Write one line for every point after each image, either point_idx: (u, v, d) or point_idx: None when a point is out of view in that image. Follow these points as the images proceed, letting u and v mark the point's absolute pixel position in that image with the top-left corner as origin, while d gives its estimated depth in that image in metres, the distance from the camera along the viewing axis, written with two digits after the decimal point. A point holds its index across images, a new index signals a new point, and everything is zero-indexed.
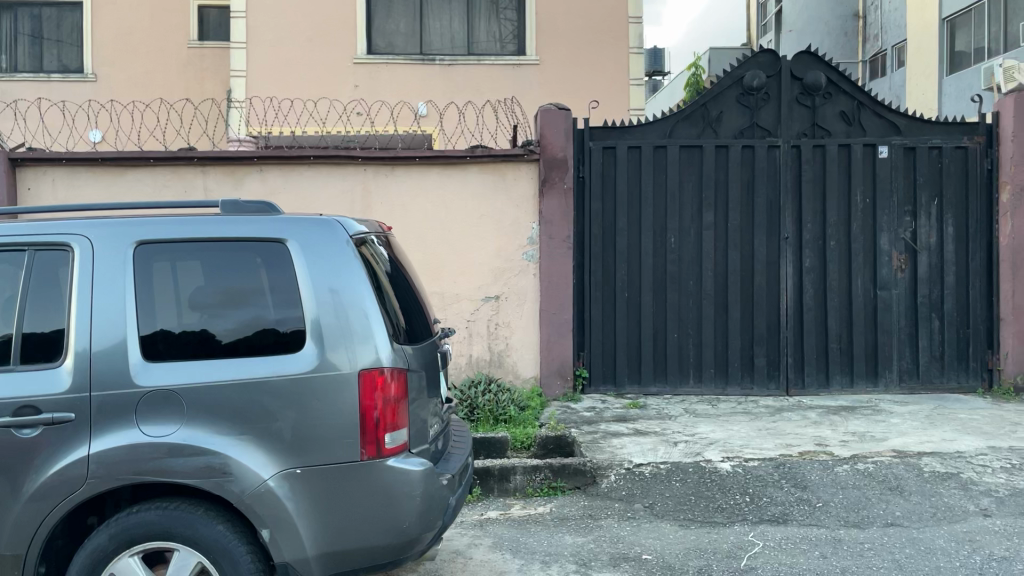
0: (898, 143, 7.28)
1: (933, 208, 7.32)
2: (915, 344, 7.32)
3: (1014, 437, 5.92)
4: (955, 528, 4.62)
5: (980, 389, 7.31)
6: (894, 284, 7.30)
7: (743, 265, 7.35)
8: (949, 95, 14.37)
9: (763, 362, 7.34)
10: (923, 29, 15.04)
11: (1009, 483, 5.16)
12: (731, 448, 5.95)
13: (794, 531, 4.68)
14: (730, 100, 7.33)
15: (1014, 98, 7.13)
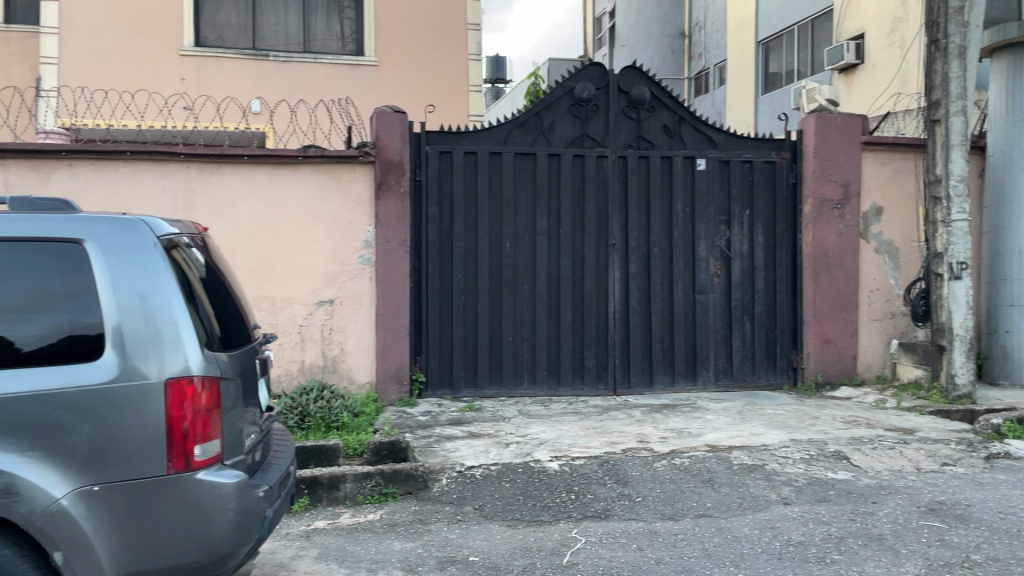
0: (715, 156, 7.76)
1: (745, 218, 7.85)
2: (730, 345, 7.83)
3: (813, 430, 6.43)
4: (758, 516, 4.96)
5: (786, 385, 7.92)
6: (711, 289, 7.78)
7: (574, 270, 7.59)
8: (764, 113, 15.41)
9: (593, 363, 7.60)
10: (741, 50, 16.13)
11: (806, 472, 5.61)
12: (559, 447, 6.13)
13: (615, 526, 4.87)
14: (561, 110, 7.55)
15: (815, 118, 7.73)
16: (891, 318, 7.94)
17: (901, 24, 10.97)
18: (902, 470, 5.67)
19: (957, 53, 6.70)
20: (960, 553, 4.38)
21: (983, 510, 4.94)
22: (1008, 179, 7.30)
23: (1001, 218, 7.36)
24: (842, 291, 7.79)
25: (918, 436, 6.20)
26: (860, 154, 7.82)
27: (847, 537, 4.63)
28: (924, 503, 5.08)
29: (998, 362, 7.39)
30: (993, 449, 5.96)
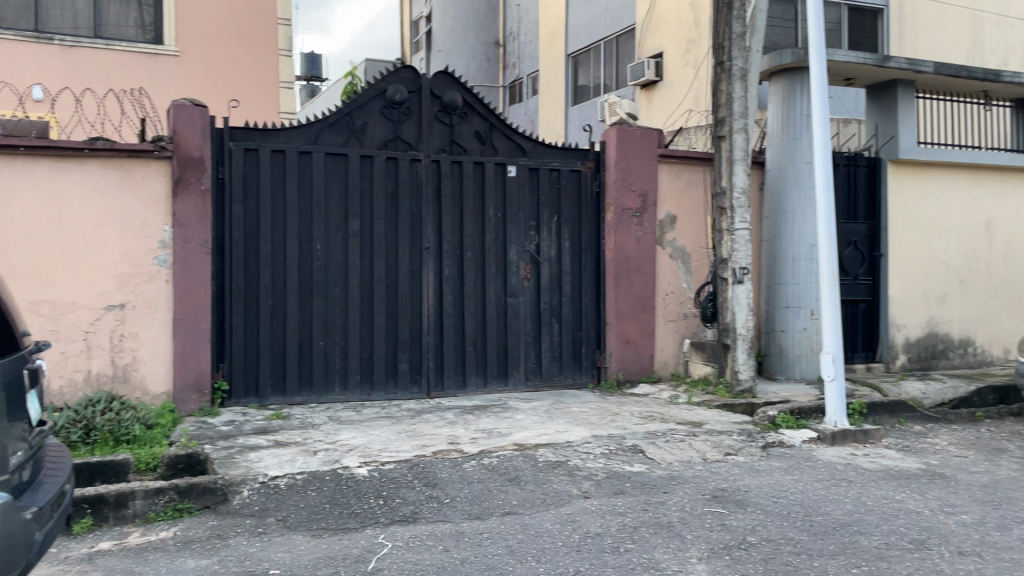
0: (524, 164, 7.99)
1: (553, 224, 8.14)
2: (539, 346, 8.08)
3: (612, 425, 6.78)
4: (560, 511, 5.15)
5: (591, 384, 8.27)
6: (521, 292, 7.99)
7: (387, 274, 7.54)
8: (573, 124, 16.04)
9: (406, 367, 7.58)
10: (552, 62, 16.72)
11: (606, 466, 5.90)
12: (368, 452, 6.05)
13: (421, 528, 4.88)
14: (373, 112, 7.48)
15: (616, 130, 8.14)
16: (684, 319, 8.52)
17: (695, 45, 11.80)
18: (691, 461, 6.09)
19: (740, 76, 7.31)
20: (738, 536, 4.76)
21: (759, 495, 5.40)
22: (783, 193, 8.04)
23: (778, 228, 8.09)
24: (641, 295, 8.27)
25: (706, 428, 6.68)
26: (656, 165, 8.34)
27: (640, 526, 4.91)
28: (709, 491, 5.49)
29: (776, 359, 8.12)
30: (769, 438, 6.54)
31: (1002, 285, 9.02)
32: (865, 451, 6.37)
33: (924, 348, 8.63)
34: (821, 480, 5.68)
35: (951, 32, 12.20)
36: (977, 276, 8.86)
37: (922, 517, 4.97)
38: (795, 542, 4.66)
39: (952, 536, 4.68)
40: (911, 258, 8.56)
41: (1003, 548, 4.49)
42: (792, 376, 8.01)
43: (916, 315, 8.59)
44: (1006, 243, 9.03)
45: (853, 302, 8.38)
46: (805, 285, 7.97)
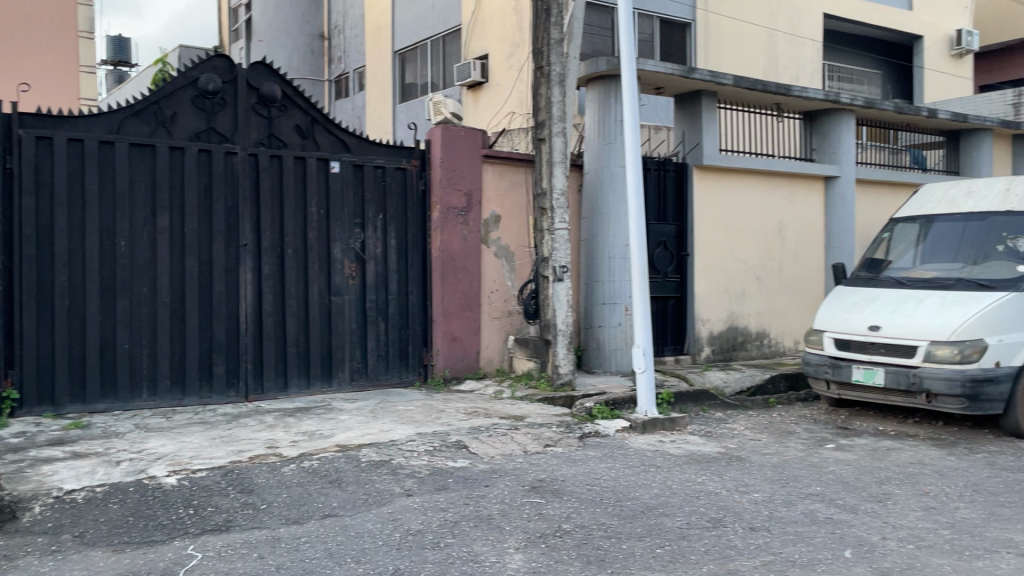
0: (348, 160, 7.86)
1: (378, 221, 8.06)
2: (365, 345, 7.99)
3: (437, 422, 6.82)
4: (381, 511, 5.12)
5: (418, 382, 8.26)
6: (345, 290, 7.87)
7: (201, 272, 7.18)
8: (400, 121, 15.96)
9: (222, 369, 7.25)
10: (378, 58, 16.56)
11: (429, 463, 5.93)
12: (178, 461, 5.74)
13: (235, 537, 4.69)
14: (184, 101, 7.10)
15: (441, 128, 8.19)
16: (509, 316, 8.72)
17: (518, 47, 12.09)
18: (512, 454, 6.24)
19: (558, 81, 7.57)
20: (554, 524, 4.93)
21: (575, 484, 5.62)
22: (600, 194, 8.41)
23: (595, 228, 8.46)
24: (466, 292, 8.37)
25: (527, 422, 6.87)
26: (481, 165, 8.47)
27: (461, 521, 4.97)
28: (528, 482, 5.65)
29: (594, 353, 8.47)
30: (586, 429, 6.83)
31: (792, 282, 9.92)
32: (671, 438, 6.78)
33: (725, 340, 9.30)
34: (632, 467, 6.00)
35: (750, 48, 13.23)
36: (771, 273, 9.68)
37: (720, 498, 5.37)
38: (607, 527, 4.89)
39: (746, 513, 5.09)
40: (714, 258, 9.21)
41: (789, 522, 4.93)
42: (609, 369, 8.40)
43: (719, 310, 9.25)
44: (795, 244, 9.92)
45: (664, 298, 8.89)
46: (620, 283, 8.38)
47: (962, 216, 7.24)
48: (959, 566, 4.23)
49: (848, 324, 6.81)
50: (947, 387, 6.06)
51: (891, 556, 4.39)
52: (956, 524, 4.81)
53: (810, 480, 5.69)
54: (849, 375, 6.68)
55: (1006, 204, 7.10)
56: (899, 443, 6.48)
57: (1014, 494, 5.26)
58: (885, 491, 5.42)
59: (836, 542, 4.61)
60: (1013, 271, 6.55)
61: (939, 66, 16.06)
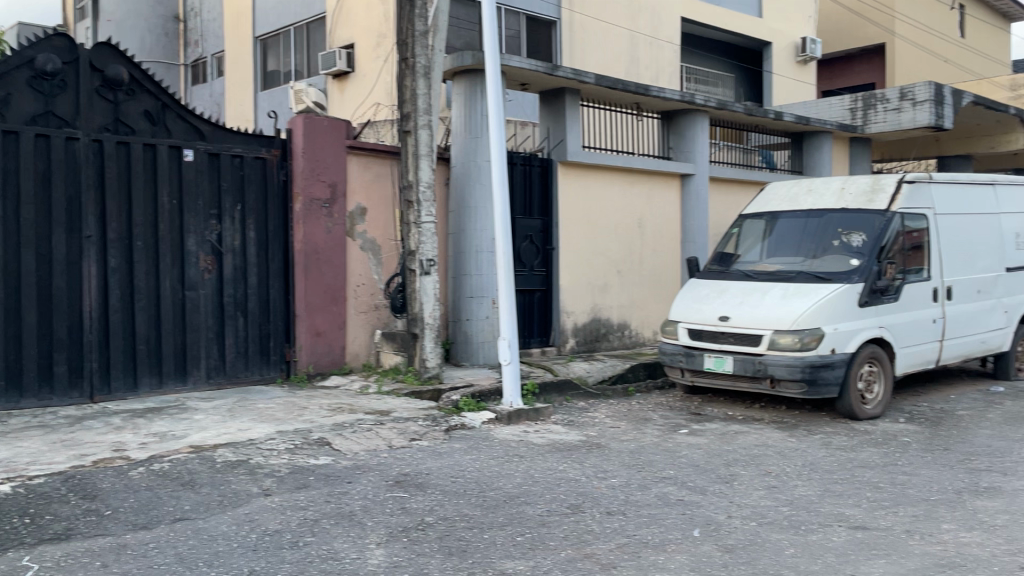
0: (203, 148, 7.54)
1: (236, 213, 7.78)
2: (222, 341, 7.69)
3: (299, 420, 6.66)
4: (237, 512, 4.95)
5: (279, 378, 8.03)
6: (201, 284, 7.55)
7: (40, 266, 6.70)
8: (262, 110, 15.44)
9: (64, 369, 6.79)
10: (238, 43, 15.93)
11: (289, 462, 5.78)
12: (13, 467, 5.34)
13: (76, 545, 4.41)
14: (18, 82, 6.58)
15: (303, 117, 7.99)
16: (375, 310, 8.62)
17: (385, 37, 11.96)
18: (376, 449, 6.17)
19: (423, 73, 7.55)
20: (417, 518, 4.92)
21: (439, 476, 5.64)
22: (466, 188, 8.44)
23: (462, 221, 8.48)
24: (330, 286, 8.21)
25: (392, 416, 6.82)
26: (345, 157, 8.33)
27: (321, 519, 4.88)
28: (392, 477, 5.61)
29: (462, 346, 8.50)
30: (452, 422, 6.84)
31: (652, 275, 10.31)
32: (535, 428, 6.90)
33: (588, 332, 9.55)
34: (495, 457, 6.07)
35: (613, 47, 13.62)
36: (631, 267, 10.02)
37: (580, 484, 5.52)
38: (469, 518, 4.93)
39: (603, 498, 5.25)
40: (578, 251, 9.44)
41: (643, 505, 5.13)
42: (476, 362, 8.45)
43: (582, 302, 9.48)
44: (654, 238, 10.32)
45: (530, 291, 9.03)
46: (487, 276, 8.46)
47: (804, 214, 7.72)
48: (796, 540, 4.52)
49: (700, 315, 7.16)
50: (788, 372, 6.49)
51: (735, 533, 4.65)
52: (795, 501, 5.14)
53: (664, 465, 5.94)
54: (701, 363, 7.04)
55: (841, 202, 7.62)
56: (746, 426, 6.86)
57: (845, 471, 5.69)
58: (732, 473, 5.73)
59: (686, 522, 4.83)
60: (847, 264, 7.03)
61: (786, 71, 17.06)
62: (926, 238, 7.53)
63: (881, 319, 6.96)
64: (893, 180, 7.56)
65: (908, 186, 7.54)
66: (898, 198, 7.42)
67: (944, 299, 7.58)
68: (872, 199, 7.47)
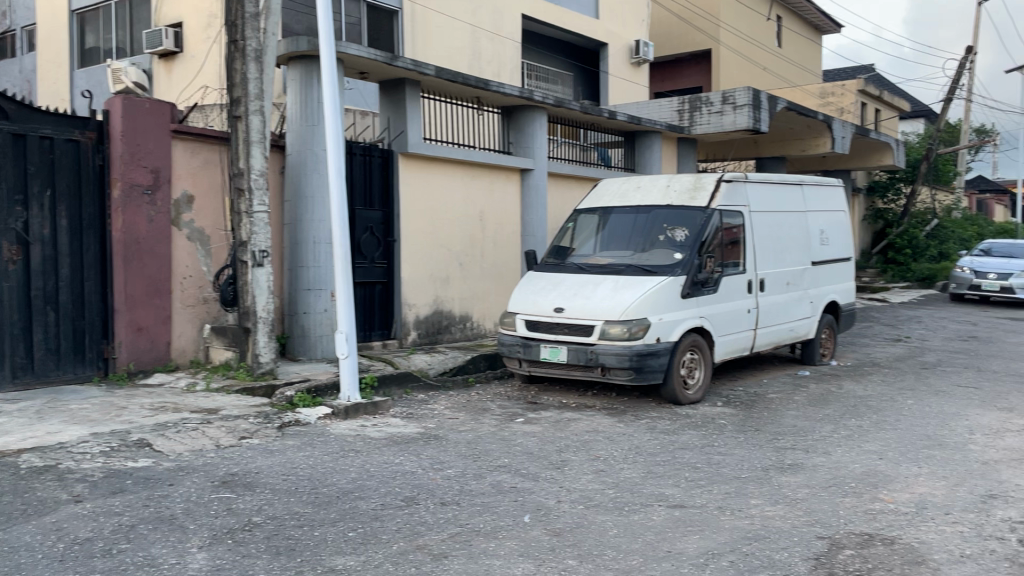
0: (6, 128, 6.92)
1: (45, 199, 7.20)
2: (29, 338, 7.10)
3: (117, 421, 6.26)
4: (43, 521, 4.58)
5: (96, 377, 7.49)
6: (4, 277, 6.93)
7: None
8: (79, 89, 14.33)
9: None
10: (52, 17, 14.72)
11: (104, 465, 5.42)
12: None
13: None
14: None
15: (122, 98, 7.50)
16: (204, 303, 8.22)
17: (216, 18, 11.45)
18: (202, 449, 5.90)
19: (254, 56, 7.29)
20: (244, 518, 4.75)
21: (269, 475, 5.47)
22: (302, 177, 8.22)
23: (298, 212, 8.25)
24: (153, 278, 7.76)
25: (220, 414, 6.55)
26: (170, 141, 7.89)
27: (138, 524, 4.61)
28: (218, 477, 5.38)
29: (298, 340, 8.27)
30: (285, 418, 6.65)
31: (493, 268, 10.45)
32: (372, 422, 6.83)
33: (430, 324, 9.56)
34: (330, 453, 5.96)
35: (455, 41, 13.67)
36: (473, 260, 10.11)
37: (415, 476, 5.52)
38: (299, 516, 4.81)
39: (437, 489, 5.28)
40: (419, 243, 9.41)
41: (476, 494, 5.21)
42: (314, 356, 8.25)
43: (423, 295, 9.46)
44: (495, 231, 10.46)
45: (370, 283, 8.92)
46: (324, 269, 8.28)
47: (633, 210, 8.07)
48: (619, 521, 4.73)
49: (536, 306, 7.34)
50: (617, 360, 6.78)
51: (563, 517, 4.80)
52: (620, 484, 5.38)
53: (499, 453, 6.05)
54: (537, 354, 7.23)
55: (666, 199, 8.03)
56: (579, 414, 7.10)
57: (667, 453, 6.01)
58: (563, 459, 5.91)
59: (517, 509, 4.94)
60: (672, 258, 7.42)
61: (621, 72, 17.79)
62: (742, 233, 8.06)
63: (702, 309, 7.40)
64: (713, 178, 8.04)
65: (726, 185, 8.04)
66: (717, 196, 7.91)
67: (758, 291, 8.15)
68: (694, 197, 7.92)
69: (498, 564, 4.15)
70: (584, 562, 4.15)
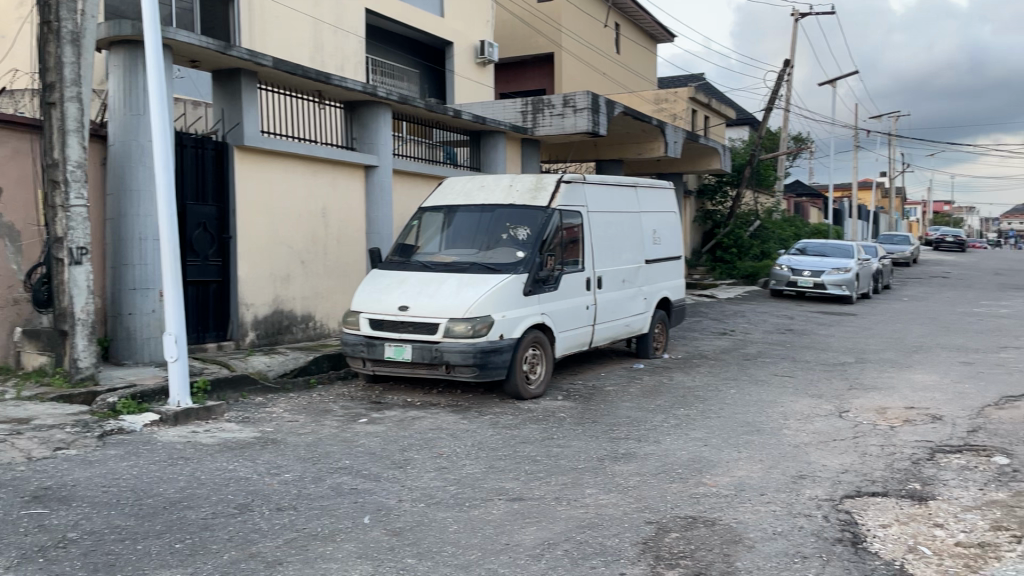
0: None
1: None
2: None
3: None
4: None
5: None
6: None
7: None
8: None
9: None
10: None
11: None
12: None
13: None
14: None
15: None
16: (13, 305, 7.57)
17: None
18: (10, 462, 5.43)
19: (70, 39, 6.77)
20: (57, 535, 4.41)
21: (87, 487, 5.11)
22: (127, 170, 7.74)
23: (121, 206, 7.76)
24: None
25: (33, 424, 6.06)
26: None
27: None
28: (28, 492, 4.97)
29: (123, 343, 7.78)
30: (107, 426, 6.25)
31: (336, 266, 10.25)
32: (205, 427, 6.54)
33: (270, 324, 9.26)
34: (157, 462, 5.64)
35: (296, 33, 13.29)
36: (315, 257, 9.87)
37: (249, 482, 5.32)
38: (120, 529, 4.52)
39: (273, 495, 5.12)
40: (258, 240, 9.08)
41: (314, 498, 5.09)
42: (141, 360, 7.79)
43: (262, 294, 9.14)
44: (339, 229, 10.27)
45: (203, 281, 8.56)
46: (152, 267, 7.84)
47: (477, 208, 8.15)
48: (459, 517, 4.78)
49: (380, 305, 7.27)
50: (461, 358, 6.83)
51: (403, 516, 4.78)
52: (461, 480, 5.42)
53: (340, 455, 5.94)
54: (381, 352, 7.15)
55: (509, 198, 8.16)
56: (423, 412, 7.10)
57: (509, 447, 6.12)
58: (406, 458, 5.89)
59: (357, 510, 4.88)
60: (514, 256, 7.56)
61: (466, 72, 17.94)
62: (581, 233, 8.33)
63: (543, 306, 7.58)
64: (553, 179, 8.26)
65: (566, 186, 8.29)
66: (557, 196, 8.14)
67: (595, 288, 8.45)
68: (535, 197, 8.11)
69: (335, 568, 4.07)
70: (422, 560, 4.16)
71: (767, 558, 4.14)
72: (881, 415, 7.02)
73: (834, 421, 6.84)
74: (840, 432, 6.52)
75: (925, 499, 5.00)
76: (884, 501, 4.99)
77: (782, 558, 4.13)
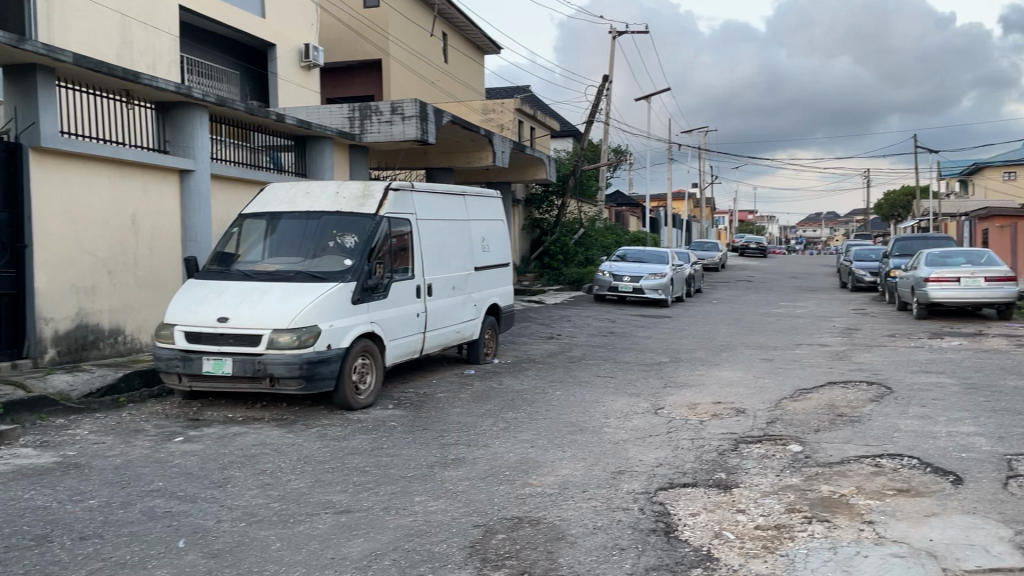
0: None
1: None
2: None
3: None
4: None
5: None
6: None
7: None
8: None
9: None
10: None
11: None
12: None
13: None
14: None
15: None
16: None
17: None
18: None
19: None
20: None
21: None
22: None
23: None
24: None
25: None
26: None
27: None
28: None
29: None
30: None
31: (148, 275, 9.67)
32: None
33: (72, 340, 8.58)
34: None
35: (101, 26, 12.42)
36: (123, 267, 9.27)
37: (48, 512, 4.91)
38: None
39: (75, 523, 4.75)
40: (57, 249, 8.40)
41: (123, 524, 4.78)
42: None
43: (62, 306, 8.45)
44: (150, 236, 9.70)
45: None
46: None
47: (301, 215, 7.96)
48: (283, 534, 4.64)
49: (197, 317, 6.93)
50: (286, 369, 6.65)
51: (222, 537, 4.59)
52: (286, 496, 5.27)
53: (152, 477, 5.60)
54: (199, 367, 6.82)
55: (335, 205, 8.02)
56: (245, 427, 6.84)
57: (336, 460, 6.01)
58: (226, 476, 5.65)
59: (171, 535, 4.62)
60: (341, 264, 7.45)
61: (290, 75, 17.48)
62: (410, 241, 8.33)
63: (371, 315, 7.50)
64: (381, 187, 8.21)
65: (394, 193, 8.26)
66: (385, 204, 8.09)
67: (425, 295, 8.48)
68: (362, 205, 8.01)
69: None
70: None
71: (588, 553, 4.32)
72: (691, 411, 7.51)
73: (650, 418, 7.25)
74: (655, 428, 6.92)
75: (730, 488, 5.40)
76: (694, 491, 5.34)
77: (602, 552, 4.33)
